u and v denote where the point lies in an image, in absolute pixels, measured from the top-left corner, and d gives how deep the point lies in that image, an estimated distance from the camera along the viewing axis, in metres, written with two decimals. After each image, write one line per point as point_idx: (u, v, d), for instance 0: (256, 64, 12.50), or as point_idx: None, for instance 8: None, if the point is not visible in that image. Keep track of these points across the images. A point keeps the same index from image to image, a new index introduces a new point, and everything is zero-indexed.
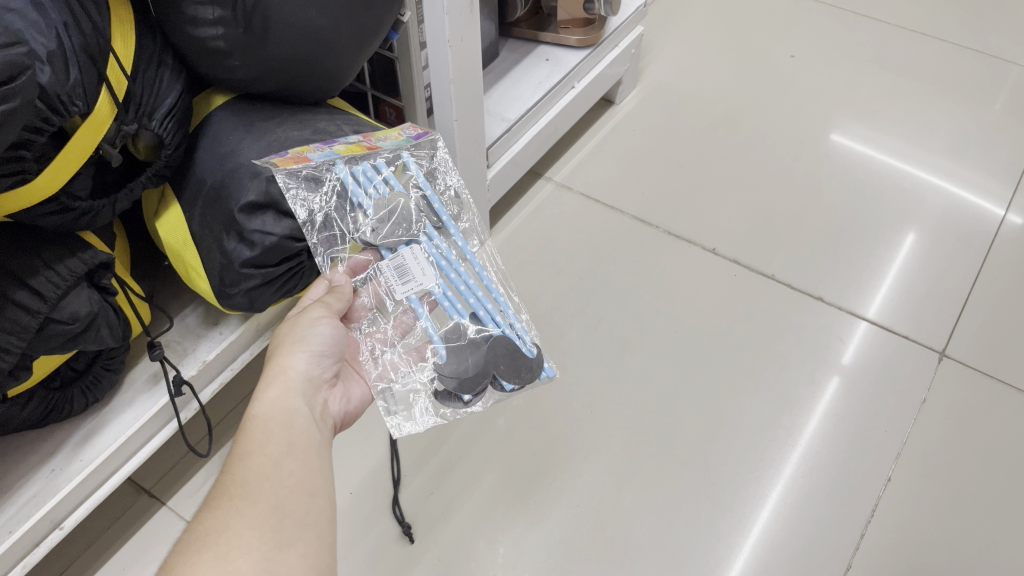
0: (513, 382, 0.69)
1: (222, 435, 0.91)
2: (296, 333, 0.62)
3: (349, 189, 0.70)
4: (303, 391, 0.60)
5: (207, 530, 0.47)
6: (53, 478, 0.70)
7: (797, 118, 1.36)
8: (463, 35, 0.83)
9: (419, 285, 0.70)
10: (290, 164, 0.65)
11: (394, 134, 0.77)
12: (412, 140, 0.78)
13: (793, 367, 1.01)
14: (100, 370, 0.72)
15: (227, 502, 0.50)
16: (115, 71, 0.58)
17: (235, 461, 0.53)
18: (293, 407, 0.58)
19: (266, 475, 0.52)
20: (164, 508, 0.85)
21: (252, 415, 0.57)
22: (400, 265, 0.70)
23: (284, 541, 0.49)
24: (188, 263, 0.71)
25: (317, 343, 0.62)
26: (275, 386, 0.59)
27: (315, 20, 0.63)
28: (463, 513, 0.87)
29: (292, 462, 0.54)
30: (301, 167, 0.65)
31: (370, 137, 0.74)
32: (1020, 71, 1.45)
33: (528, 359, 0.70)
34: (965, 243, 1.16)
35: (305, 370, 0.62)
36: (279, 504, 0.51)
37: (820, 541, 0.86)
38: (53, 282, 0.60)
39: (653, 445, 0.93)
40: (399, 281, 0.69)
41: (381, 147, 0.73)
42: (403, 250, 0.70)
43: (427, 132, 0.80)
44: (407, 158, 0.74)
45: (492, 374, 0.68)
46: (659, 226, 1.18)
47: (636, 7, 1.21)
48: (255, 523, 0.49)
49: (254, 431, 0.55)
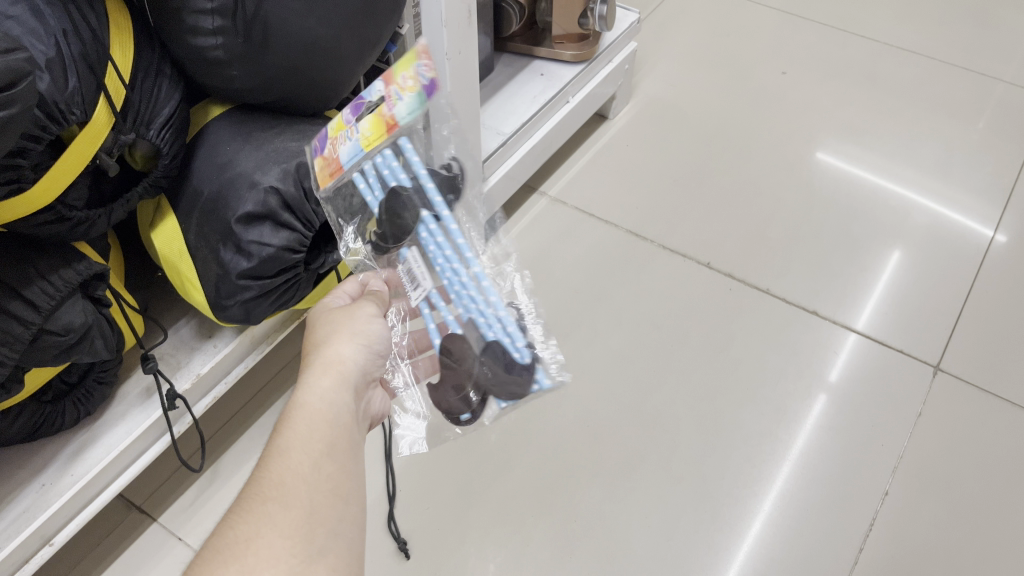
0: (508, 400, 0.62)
1: (215, 449, 0.89)
2: (352, 325, 0.61)
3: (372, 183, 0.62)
4: (353, 386, 0.59)
5: (237, 537, 0.47)
6: (43, 493, 0.68)
7: (788, 134, 1.37)
8: (460, 48, 0.84)
9: (424, 290, 0.61)
10: (327, 181, 0.62)
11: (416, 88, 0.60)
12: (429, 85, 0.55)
13: (789, 380, 1.01)
14: (93, 383, 0.71)
15: (260, 505, 0.49)
16: (115, 82, 0.57)
17: (273, 457, 0.52)
18: (341, 404, 0.57)
19: (303, 477, 0.51)
20: (155, 523, 0.84)
21: (297, 402, 0.56)
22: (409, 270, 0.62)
23: (314, 552, 0.48)
24: (183, 274, 0.71)
25: (373, 340, 0.61)
26: (327, 376, 0.57)
27: (314, 29, 0.63)
28: (460, 529, 0.86)
29: (332, 462, 0.53)
30: (334, 180, 0.62)
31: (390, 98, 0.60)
32: (1006, 88, 1.47)
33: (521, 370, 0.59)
34: (956, 258, 1.17)
35: (360, 363, 0.60)
36: (313, 510, 0.50)
37: (817, 555, 0.86)
38: (47, 292, 0.60)
39: (649, 458, 0.93)
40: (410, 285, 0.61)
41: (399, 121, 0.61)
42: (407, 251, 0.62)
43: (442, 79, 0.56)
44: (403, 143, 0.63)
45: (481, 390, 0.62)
46: (654, 240, 1.18)
47: (630, 22, 1.22)
48: (287, 531, 0.48)
49: (297, 424, 0.54)
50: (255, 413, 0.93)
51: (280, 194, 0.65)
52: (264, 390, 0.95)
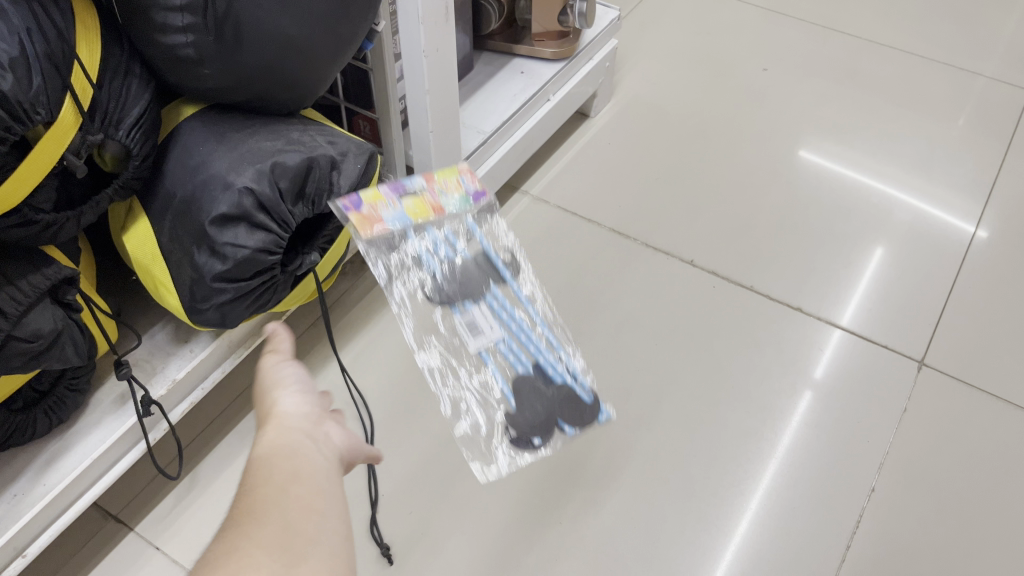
0: (575, 425, 0.69)
1: (193, 456, 0.88)
2: (270, 375, 0.55)
3: (422, 255, 0.73)
4: (307, 424, 0.51)
5: (210, 563, 0.39)
6: (14, 504, 0.67)
7: (770, 132, 1.36)
8: (438, 46, 0.83)
9: (487, 340, 0.72)
10: (368, 228, 0.69)
11: (453, 184, 0.78)
12: (472, 195, 0.78)
13: (774, 377, 1.01)
14: (65, 391, 0.69)
15: (230, 537, 0.41)
16: (80, 80, 0.56)
17: (239, 498, 0.44)
18: (299, 438, 0.49)
19: (273, 502, 0.44)
20: (132, 533, 0.82)
21: (249, 465, 0.47)
22: (469, 322, 0.73)
23: (294, 561, 0.40)
24: (156, 278, 0.69)
25: (296, 380, 0.55)
26: (270, 426, 0.50)
27: (287, 28, 0.62)
28: (445, 534, 0.85)
29: (302, 484, 0.46)
30: (377, 231, 0.70)
31: (433, 185, 0.76)
32: (985, 83, 1.48)
33: (585, 403, 0.70)
34: (938, 254, 1.17)
35: (301, 406, 0.53)
36: (290, 525, 0.42)
37: (804, 554, 0.85)
38: (15, 298, 0.58)
39: (634, 457, 0.92)
40: (470, 336, 0.72)
41: (446, 206, 0.76)
42: (470, 308, 0.73)
43: (487, 190, 0.80)
44: (472, 225, 0.77)
45: (554, 420, 0.69)
46: (637, 238, 1.17)
47: (610, 19, 1.21)
48: (265, 545, 0.40)
49: (256, 471, 0.46)
50: (234, 419, 0.91)
51: (255, 195, 0.64)
52: (242, 395, 0.94)
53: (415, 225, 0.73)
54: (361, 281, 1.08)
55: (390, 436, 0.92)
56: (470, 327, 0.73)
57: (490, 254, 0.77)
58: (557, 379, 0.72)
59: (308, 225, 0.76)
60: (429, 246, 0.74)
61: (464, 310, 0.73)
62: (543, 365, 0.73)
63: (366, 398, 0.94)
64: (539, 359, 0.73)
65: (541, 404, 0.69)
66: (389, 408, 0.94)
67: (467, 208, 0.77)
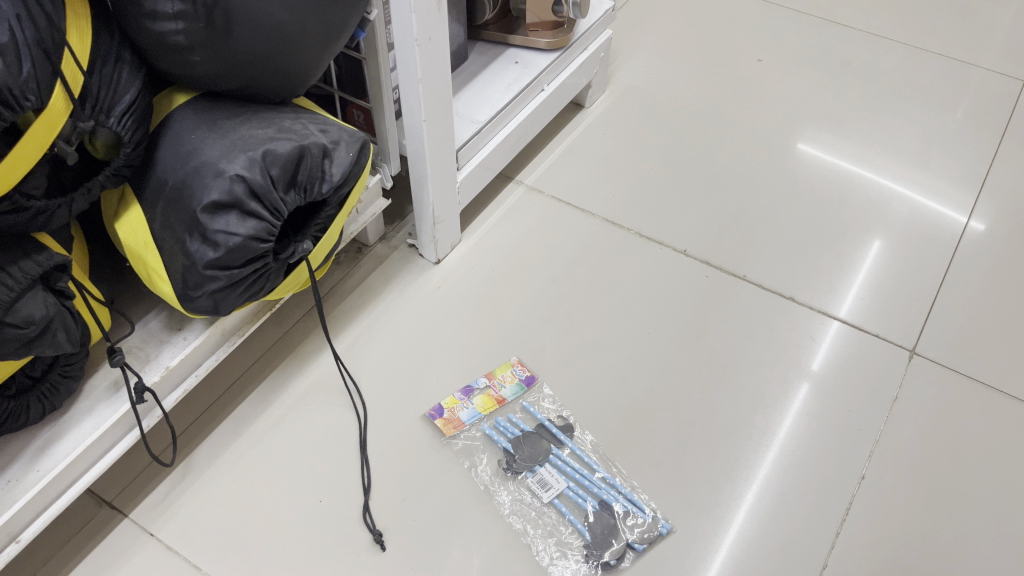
0: (642, 542, 0.84)
1: (188, 443, 0.89)
2: None
3: (493, 435, 0.92)
4: None
5: None
6: (8, 489, 0.67)
7: (765, 123, 1.36)
8: (431, 34, 0.83)
9: (557, 489, 0.87)
10: (452, 430, 0.91)
11: (509, 376, 0.97)
12: (525, 382, 0.97)
13: (767, 366, 1.01)
14: (58, 377, 0.70)
15: None
16: (71, 66, 0.56)
17: None
18: None
19: None
20: (126, 520, 0.83)
21: None
22: (540, 479, 0.88)
23: None
24: (149, 265, 0.69)
25: None
26: None
27: (278, 15, 0.62)
28: (439, 522, 0.84)
29: None
30: (458, 430, 0.91)
31: (495, 382, 0.96)
32: (983, 74, 1.48)
33: (646, 521, 0.86)
34: (932, 244, 1.18)
35: None
36: None
37: (794, 540, 0.86)
38: (7, 285, 0.58)
39: (627, 446, 0.92)
40: (535, 525, 0.85)
41: (507, 398, 0.95)
42: (539, 468, 0.89)
43: (537, 374, 0.98)
44: (528, 406, 0.95)
45: (626, 542, 0.84)
46: (631, 228, 1.17)
47: (605, 10, 1.21)
48: None
49: None
50: (228, 407, 0.92)
51: (246, 182, 0.64)
52: (237, 383, 0.95)
53: (487, 418, 0.94)
54: (355, 271, 1.08)
55: (383, 424, 0.92)
56: (543, 495, 0.87)
57: (547, 425, 0.93)
58: (617, 502, 0.87)
59: (300, 213, 0.76)
60: (499, 427, 0.93)
61: (534, 471, 0.89)
62: (605, 497, 0.87)
63: (359, 387, 0.95)
64: (602, 495, 0.87)
65: (612, 538, 0.84)
66: (383, 398, 0.94)
67: (522, 393, 0.96)
